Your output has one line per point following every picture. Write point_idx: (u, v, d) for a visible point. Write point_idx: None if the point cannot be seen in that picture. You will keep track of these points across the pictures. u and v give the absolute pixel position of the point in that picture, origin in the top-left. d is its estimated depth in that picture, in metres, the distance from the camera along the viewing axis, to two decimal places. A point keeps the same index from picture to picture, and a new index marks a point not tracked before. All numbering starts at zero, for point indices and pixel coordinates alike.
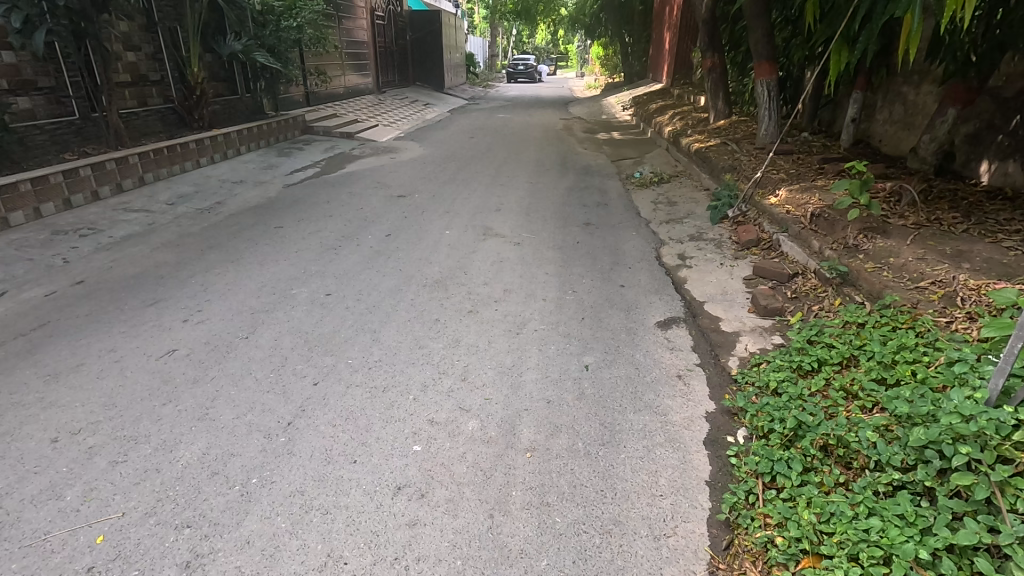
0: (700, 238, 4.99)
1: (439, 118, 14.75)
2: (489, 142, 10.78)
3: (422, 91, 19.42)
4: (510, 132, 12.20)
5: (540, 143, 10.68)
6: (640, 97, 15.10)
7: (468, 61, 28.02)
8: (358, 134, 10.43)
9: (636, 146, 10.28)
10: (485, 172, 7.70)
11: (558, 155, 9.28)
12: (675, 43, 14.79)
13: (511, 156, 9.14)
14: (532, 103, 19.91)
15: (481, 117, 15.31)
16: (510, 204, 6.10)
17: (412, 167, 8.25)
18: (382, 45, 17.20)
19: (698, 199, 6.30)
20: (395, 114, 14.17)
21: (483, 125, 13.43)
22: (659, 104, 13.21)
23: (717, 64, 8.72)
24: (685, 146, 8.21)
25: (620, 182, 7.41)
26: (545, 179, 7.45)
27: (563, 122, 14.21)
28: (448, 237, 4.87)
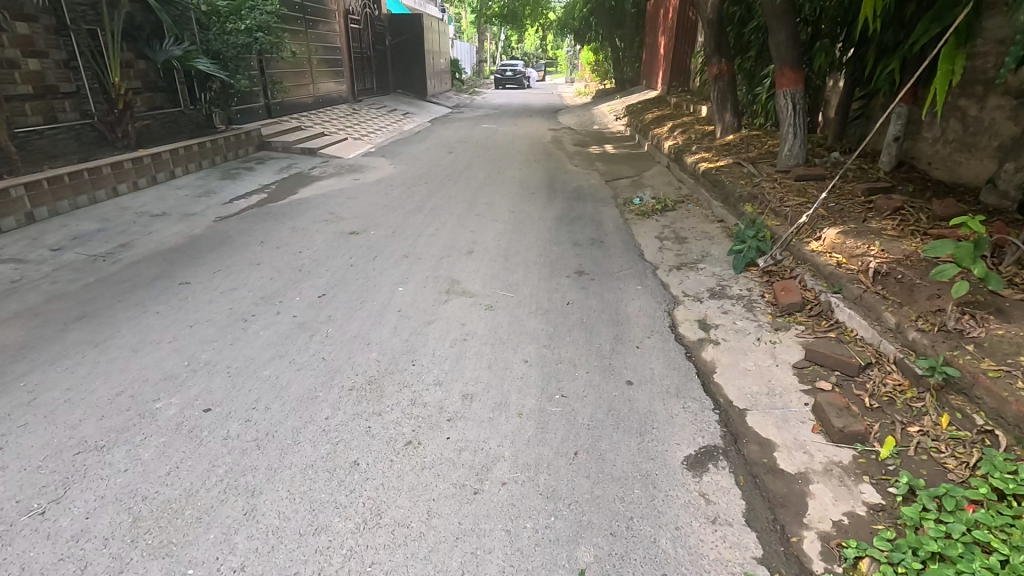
0: (723, 295, 3.92)
1: (418, 129, 13.67)
2: (469, 157, 9.69)
3: (401, 100, 18.27)
4: (494, 145, 11.10)
5: (526, 159, 9.59)
6: (634, 106, 14.06)
7: (453, 67, 26.89)
8: (321, 150, 9.31)
9: (632, 162, 9.22)
10: (459, 198, 6.61)
11: (545, 175, 8.18)
12: (671, 48, 13.82)
13: (491, 176, 8.03)
14: (519, 112, 18.82)
15: (463, 128, 14.21)
16: (484, 243, 5.00)
17: (378, 190, 7.14)
18: (358, 49, 16.12)
19: (712, 234, 5.23)
20: (368, 125, 13.02)
21: (464, 137, 12.32)
22: (655, 114, 12.16)
23: (724, 71, 7.70)
24: (691, 166, 7.17)
25: (617, 209, 6.35)
26: (529, 206, 6.35)
27: (551, 133, 13.13)
28: (399, 299, 3.76)
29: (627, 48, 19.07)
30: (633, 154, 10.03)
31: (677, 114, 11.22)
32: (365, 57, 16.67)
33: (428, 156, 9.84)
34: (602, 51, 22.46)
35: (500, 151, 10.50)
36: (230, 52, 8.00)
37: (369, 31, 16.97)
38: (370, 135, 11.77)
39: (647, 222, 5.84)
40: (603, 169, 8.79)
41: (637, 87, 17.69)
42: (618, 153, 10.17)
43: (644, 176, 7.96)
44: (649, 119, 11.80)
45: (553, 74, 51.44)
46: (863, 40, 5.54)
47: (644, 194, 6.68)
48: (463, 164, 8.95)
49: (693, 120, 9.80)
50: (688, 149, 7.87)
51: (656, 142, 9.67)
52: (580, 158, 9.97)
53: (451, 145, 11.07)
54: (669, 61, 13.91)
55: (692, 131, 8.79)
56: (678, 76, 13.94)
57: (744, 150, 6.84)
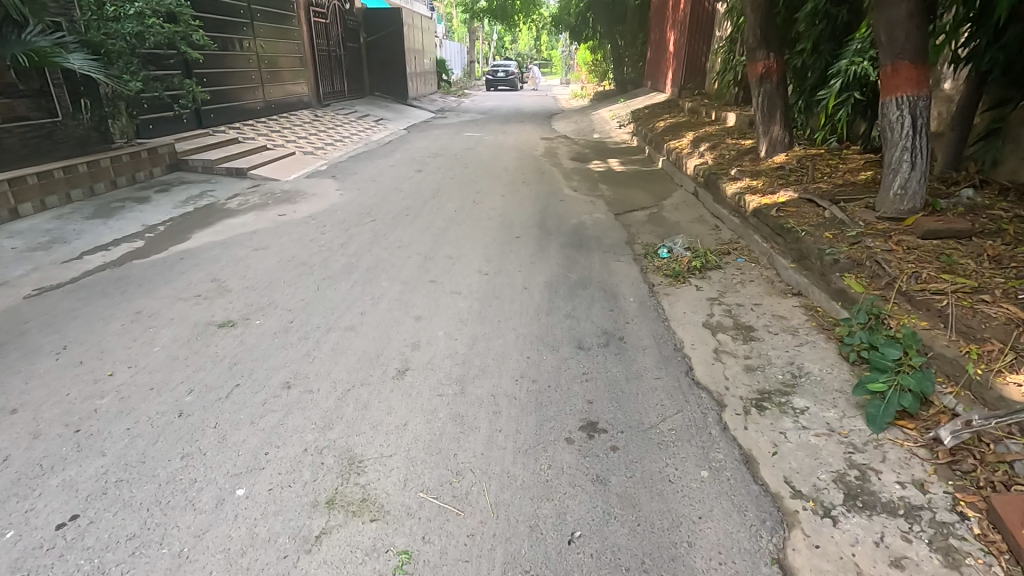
0: (875, 503, 2.01)
1: (390, 138, 11.76)
2: (441, 178, 7.74)
3: (375, 104, 16.25)
4: (475, 160, 9.16)
5: (512, 180, 7.64)
6: (641, 112, 12.10)
7: (438, 68, 24.83)
8: (252, 170, 7.38)
9: (645, 185, 7.28)
10: (411, 250, 4.66)
11: (535, 207, 6.24)
12: (682, 45, 11.96)
13: (464, 208, 6.07)
14: (509, 116, 16.89)
15: (442, 137, 12.24)
16: (430, 347, 3.08)
17: (306, 231, 5.20)
18: (324, 47, 14.22)
19: (792, 326, 3.33)
20: (329, 134, 11.04)
21: (440, 149, 10.35)
22: (668, 122, 10.20)
23: (773, 69, 5.78)
24: (735, 199, 5.25)
25: (639, 268, 4.41)
26: (510, 263, 4.40)
27: (544, 144, 11.15)
28: (222, 536, 1.83)
29: (628, 46, 17.10)
30: (646, 173, 8.09)
31: (697, 123, 9.27)
32: (331, 56, 14.66)
33: (391, 176, 7.89)
34: (600, 48, 20.45)
35: (481, 168, 8.54)
36: (118, 44, 6.00)
37: (337, 27, 14.95)
38: (326, 148, 9.80)
39: (686, 295, 3.92)
40: (611, 196, 6.84)
41: (641, 90, 15.73)
42: (628, 172, 8.24)
43: (666, 211, 6.03)
44: (662, 129, 9.84)
45: (548, 75, 49.39)
46: (1013, 16, 3.67)
47: (674, 242, 4.75)
48: (431, 189, 7.00)
49: (722, 131, 7.85)
50: (724, 173, 5.96)
51: (676, 160, 7.72)
52: (579, 177, 8.04)
53: (421, 161, 9.11)
54: (681, 60, 11.97)
55: (725, 146, 6.84)
56: (692, 77, 12.00)
57: (811, 180, 4.93)
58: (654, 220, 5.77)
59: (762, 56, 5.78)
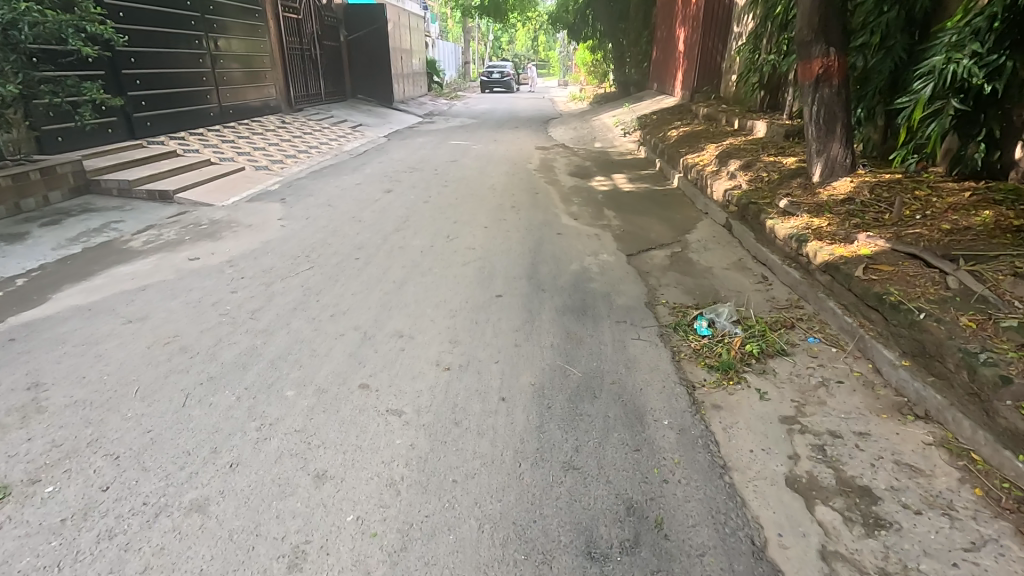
0: None
1: (365, 148, 10.45)
2: (413, 201, 6.41)
3: (356, 109, 14.90)
4: (458, 177, 7.82)
5: (500, 204, 6.30)
6: (649, 119, 10.75)
7: (429, 69, 23.45)
8: (181, 193, 6.05)
9: (661, 211, 5.95)
10: (346, 323, 3.32)
11: (525, 244, 4.90)
12: (695, 44, 10.67)
13: (434, 248, 4.73)
14: (502, 122, 15.61)
15: (425, 147, 10.94)
16: (323, 562, 1.74)
17: (213, 286, 3.86)
18: (297, 45, 12.86)
19: (939, 495, 2.02)
20: (295, 144, 9.68)
21: (420, 162, 9.04)
22: (683, 130, 8.85)
23: (838, 69, 4.42)
24: (791, 244, 3.92)
25: (669, 356, 3.07)
26: (484, 348, 3.07)
27: (539, 156, 9.81)
28: None
29: (631, 45, 15.74)
30: (661, 194, 6.75)
31: (719, 132, 7.91)
32: (305, 57, 13.29)
33: (354, 198, 6.55)
34: (601, 47, 19.07)
35: (464, 187, 7.21)
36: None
37: (312, 24, 13.60)
38: (287, 161, 8.46)
39: (746, 412, 2.59)
40: (621, 228, 5.49)
41: (646, 92, 14.36)
42: (639, 193, 6.90)
43: (693, 253, 4.70)
44: (676, 139, 8.48)
45: (546, 76, 48.12)
46: None
47: (716, 310, 3.41)
48: (397, 218, 5.65)
49: (752, 144, 6.52)
50: (770, 203, 4.62)
51: (698, 180, 6.37)
52: (581, 198, 6.71)
53: (395, 177, 7.74)
54: (695, 60, 10.63)
55: (762, 165, 5.50)
56: (707, 79, 10.67)
57: (900, 221, 3.61)
58: (679, 268, 4.43)
59: (821, 52, 4.43)
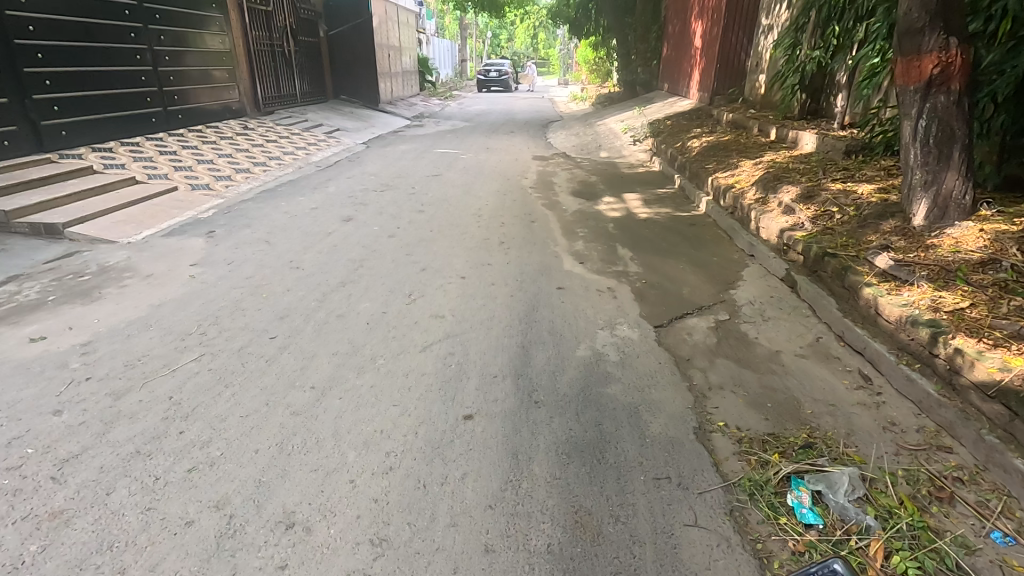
0: None
1: (338, 158, 9.14)
2: (375, 234, 5.07)
3: (336, 112, 13.53)
4: (438, 198, 6.48)
5: (486, 239, 4.96)
6: (663, 125, 9.37)
7: (420, 67, 22.03)
8: (74, 227, 4.73)
9: (692, 253, 4.60)
10: (206, 491, 2.00)
11: (514, 309, 3.56)
12: (716, 39, 9.34)
13: (387, 319, 3.39)
14: (498, 125, 14.28)
15: (407, 156, 9.62)
16: None
17: (30, 398, 2.53)
18: (267, 41, 11.52)
19: None
20: (253, 154, 8.33)
21: (397, 176, 7.72)
22: (707, 140, 7.49)
23: (962, 69, 3.08)
24: (914, 333, 2.59)
25: (756, 571, 1.74)
26: (428, 564, 1.74)
27: (537, 169, 8.46)
28: None
29: (638, 41, 14.36)
30: (688, 226, 5.40)
31: (754, 144, 6.54)
32: (275, 53, 11.92)
33: (302, 229, 5.21)
34: (604, 43, 17.69)
35: (443, 214, 5.85)
36: None
37: (284, 17, 12.22)
38: (236, 177, 7.11)
39: None
40: (642, 278, 4.15)
41: (656, 93, 12.97)
42: (660, 223, 5.55)
43: (748, 327, 3.37)
44: (699, 151, 7.11)
45: (546, 74, 46.74)
46: None
47: (823, 469, 2.10)
48: (347, 263, 4.31)
49: (803, 164, 5.16)
50: (858, 256, 3.28)
51: (738, 209, 5.02)
52: (588, 230, 5.36)
53: (360, 199, 6.39)
54: (717, 58, 9.27)
55: (829, 195, 4.16)
56: (730, 79, 9.31)
57: None
58: (731, 353, 3.10)
59: (938, 43, 3.08)
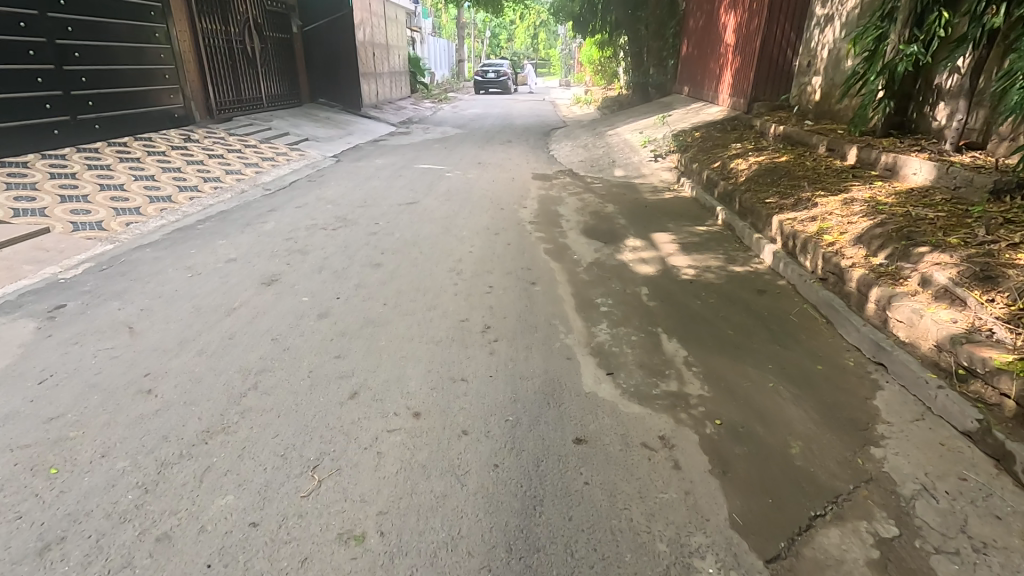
0: None
1: (296, 177, 7.53)
2: (301, 312, 3.43)
3: (309, 118, 11.86)
4: (407, 241, 4.84)
5: (464, 324, 3.33)
6: (692, 138, 7.74)
7: (411, 67, 20.38)
8: None
9: (779, 355, 2.98)
10: None
11: (499, 512, 1.93)
12: (757, 33, 7.71)
13: (253, 550, 1.76)
14: (494, 133, 12.68)
15: (381, 173, 8.03)
16: None
17: None
18: (224, 35, 9.88)
19: None
20: (186, 173, 6.70)
21: (360, 204, 6.11)
22: (756, 160, 5.84)
23: None
24: None
25: None
26: None
27: (539, 193, 6.81)
28: None
29: (651, 39, 12.76)
30: (755, 295, 3.76)
31: (828, 170, 4.90)
32: (235, 50, 10.27)
33: (197, 300, 3.57)
34: (611, 40, 16.10)
35: (408, 269, 4.20)
36: None
37: (246, 9, 10.58)
38: (147, 208, 5.46)
39: None
40: (713, 413, 2.52)
41: (673, 97, 11.36)
42: (713, 289, 3.90)
43: (952, 566, 1.74)
44: (750, 176, 5.46)
45: (546, 75, 45.21)
46: None
47: None
48: (235, 379, 2.68)
49: (929, 210, 3.52)
50: None
51: (838, 278, 3.38)
52: (612, 301, 3.72)
53: (302, 243, 4.75)
54: (759, 56, 7.63)
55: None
56: (775, 83, 7.67)
57: None
58: None
59: None
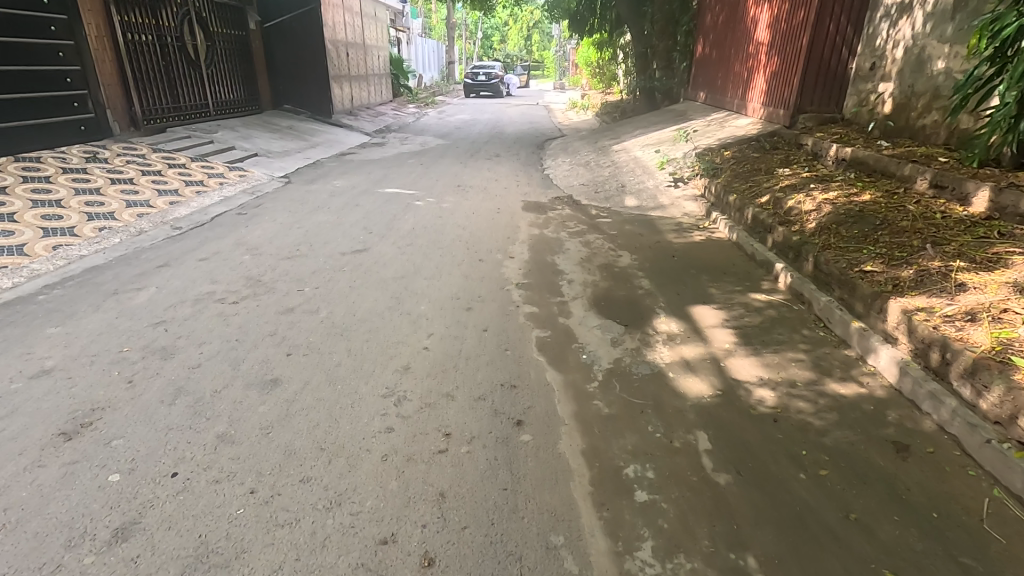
0: None
1: (224, 208, 5.95)
2: (87, 523, 1.86)
3: (265, 127, 10.25)
4: (334, 327, 3.27)
5: (383, 555, 1.77)
6: (722, 158, 6.21)
7: (393, 69, 18.81)
8: None
9: None
10: None
11: None
12: (804, 30, 6.19)
13: None
14: (480, 144, 11.12)
15: (335, 201, 6.46)
16: None
17: None
18: (155, 30, 8.28)
19: None
20: (66, 208, 5.10)
21: (290, 254, 4.54)
22: (825, 197, 4.29)
23: None
24: None
25: None
26: None
27: (530, 234, 5.25)
28: None
29: (658, 38, 11.25)
30: (895, 460, 2.22)
31: (953, 222, 3.36)
32: (172, 48, 8.67)
33: None
34: (611, 40, 14.57)
35: (320, 393, 2.63)
36: None
37: (185, 0, 8.98)
38: None
39: None
40: None
41: (686, 105, 9.84)
42: (816, 440, 2.35)
43: None
44: (823, 224, 3.92)
45: (540, 77, 43.75)
46: None
47: None
48: None
49: None
50: None
51: None
52: (653, 475, 2.17)
53: (175, 332, 3.18)
54: (806, 57, 6.10)
55: None
56: (825, 89, 6.14)
57: None
58: None
59: None
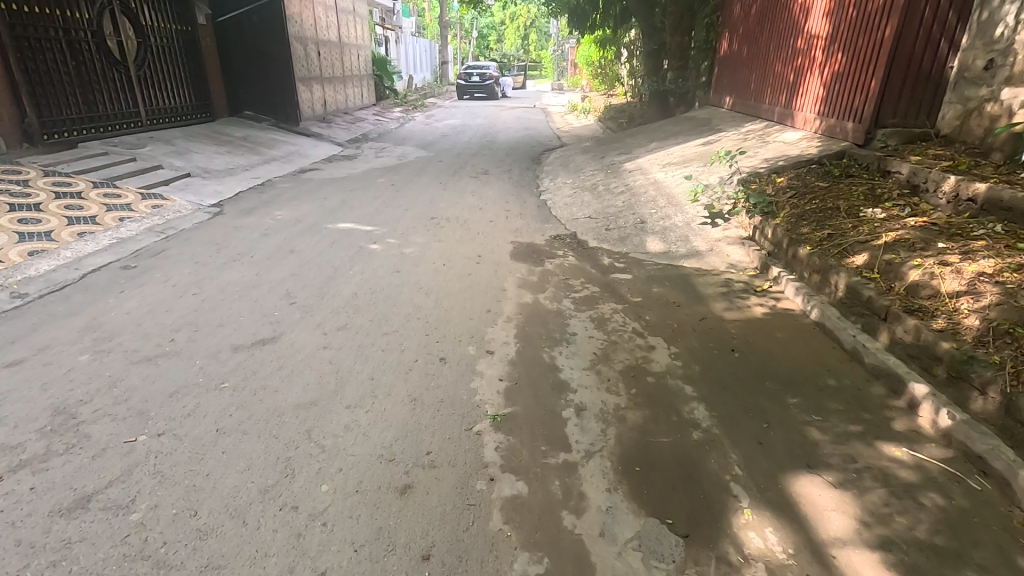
0: None
1: (108, 258, 4.43)
2: None
3: (212, 138, 8.70)
4: (136, 560, 1.73)
5: None
6: (777, 188, 4.66)
7: (377, 70, 17.27)
8: None
9: None
10: None
11: None
12: (884, 19, 4.65)
13: None
14: (467, 156, 9.58)
15: (266, 243, 4.93)
16: None
17: None
18: (61, 21, 6.74)
19: None
20: None
21: (158, 349, 3.01)
22: (976, 268, 2.75)
23: None
24: None
25: None
26: None
27: (520, 303, 3.72)
28: None
29: (672, 33, 9.71)
30: None
31: None
32: (86, 44, 7.12)
33: None
34: (615, 37, 13.02)
35: None
36: None
37: None
38: None
39: None
40: None
41: (709, 112, 8.30)
42: None
43: None
44: (995, 318, 2.41)
45: (537, 78, 42.24)
46: None
47: None
48: None
49: None
50: None
51: None
52: None
53: None
54: (889, 56, 4.57)
55: None
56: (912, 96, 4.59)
57: None
58: None
59: None
